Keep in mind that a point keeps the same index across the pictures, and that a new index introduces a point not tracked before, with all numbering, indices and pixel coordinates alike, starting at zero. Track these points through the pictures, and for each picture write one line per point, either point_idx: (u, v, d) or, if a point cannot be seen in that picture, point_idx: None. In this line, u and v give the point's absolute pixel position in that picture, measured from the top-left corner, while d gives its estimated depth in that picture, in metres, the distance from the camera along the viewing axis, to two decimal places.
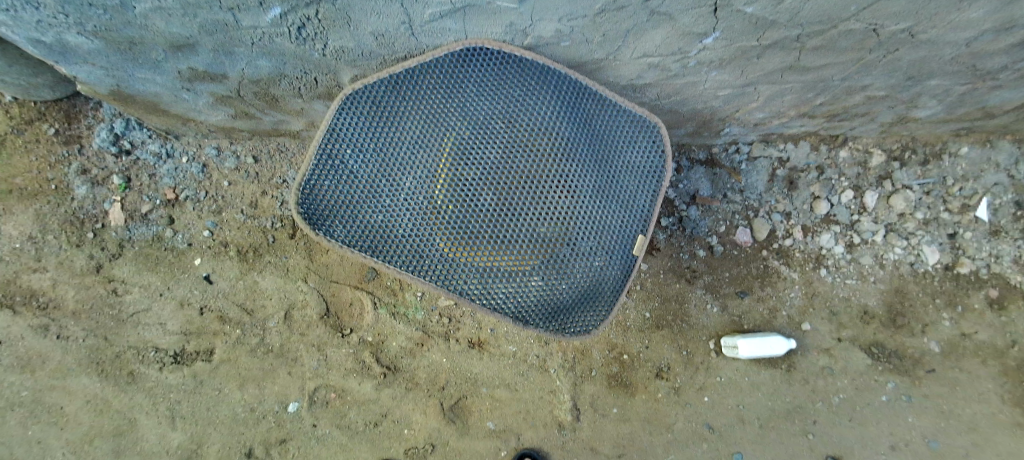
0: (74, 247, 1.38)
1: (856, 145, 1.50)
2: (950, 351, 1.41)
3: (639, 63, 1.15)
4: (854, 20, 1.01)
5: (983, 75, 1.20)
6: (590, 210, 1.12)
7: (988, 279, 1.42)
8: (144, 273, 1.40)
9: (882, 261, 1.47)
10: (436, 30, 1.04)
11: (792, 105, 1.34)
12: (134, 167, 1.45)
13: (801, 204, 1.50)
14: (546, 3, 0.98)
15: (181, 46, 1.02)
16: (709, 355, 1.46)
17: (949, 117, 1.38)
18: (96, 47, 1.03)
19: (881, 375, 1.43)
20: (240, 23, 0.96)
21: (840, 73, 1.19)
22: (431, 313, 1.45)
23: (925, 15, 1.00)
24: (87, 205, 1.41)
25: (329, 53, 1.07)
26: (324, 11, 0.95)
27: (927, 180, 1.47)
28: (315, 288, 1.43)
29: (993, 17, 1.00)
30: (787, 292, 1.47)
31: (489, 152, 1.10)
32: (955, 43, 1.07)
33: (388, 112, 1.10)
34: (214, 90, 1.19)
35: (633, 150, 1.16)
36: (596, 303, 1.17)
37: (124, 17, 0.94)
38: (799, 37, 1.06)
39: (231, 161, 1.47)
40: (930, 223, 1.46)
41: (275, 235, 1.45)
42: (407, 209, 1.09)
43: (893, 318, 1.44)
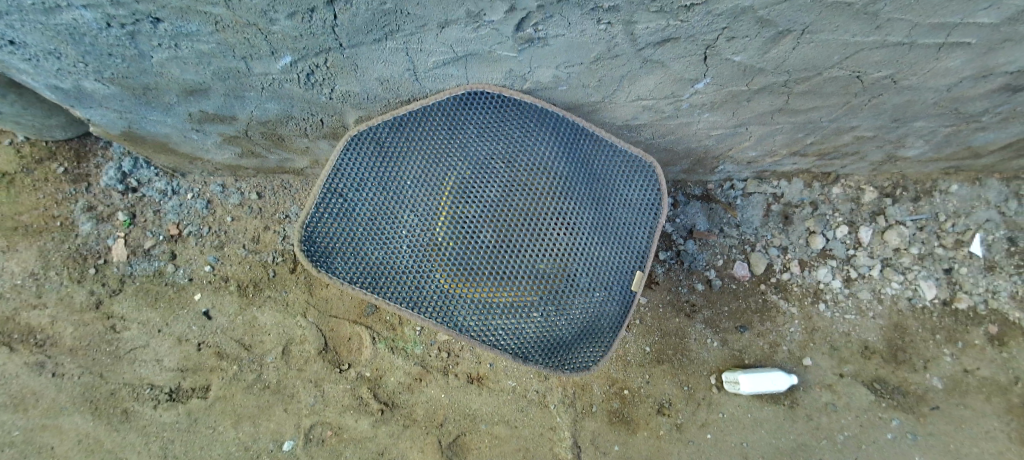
0: (75, 283, 1.39)
1: (848, 182, 1.55)
2: (953, 388, 1.39)
3: (634, 106, 1.19)
4: (838, 68, 1.06)
5: (966, 117, 1.24)
6: (589, 246, 1.14)
7: (987, 315, 1.43)
8: (144, 309, 1.40)
9: (880, 296, 1.48)
10: (439, 76, 1.09)
11: (784, 144, 1.38)
12: (139, 203, 1.48)
13: (797, 238, 1.53)
14: (544, 52, 1.02)
15: (193, 92, 1.06)
16: (710, 390, 1.45)
17: (937, 157, 1.43)
18: (112, 92, 1.07)
19: (885, 412, 1.40)
20: (251, 70, 1.00)
21: (828, 115, 1.23)
22: (430, 348, 1.44)
23: (905, 64, 1.04)
24: (90, 241, 1.43)
25: (335, 97, 1.11)
26: (332, 60, 0.99)
27: (920, 216, 1.51)
28: (315, 323, 1.43)
29: (970, 66, 1.05)
30: (787, 327, 1.48)
31: (489, 190, 1.13)
32: (935, 89, 1.12)
33: (391, 152, 1.13)
34: (223, 130, 1.23)
35: (629, 187, 1.19)
36: (596, 339, 1.17)
37: (141, 65, 0.98)
38: (786, 83, 1.11)
39: (236, 197, 1.51)
40: (925, 258, 1.49)
41: (276, 270, 1.46)
42: (408, 246, 1.11)
43: (894, 353, 1.44)
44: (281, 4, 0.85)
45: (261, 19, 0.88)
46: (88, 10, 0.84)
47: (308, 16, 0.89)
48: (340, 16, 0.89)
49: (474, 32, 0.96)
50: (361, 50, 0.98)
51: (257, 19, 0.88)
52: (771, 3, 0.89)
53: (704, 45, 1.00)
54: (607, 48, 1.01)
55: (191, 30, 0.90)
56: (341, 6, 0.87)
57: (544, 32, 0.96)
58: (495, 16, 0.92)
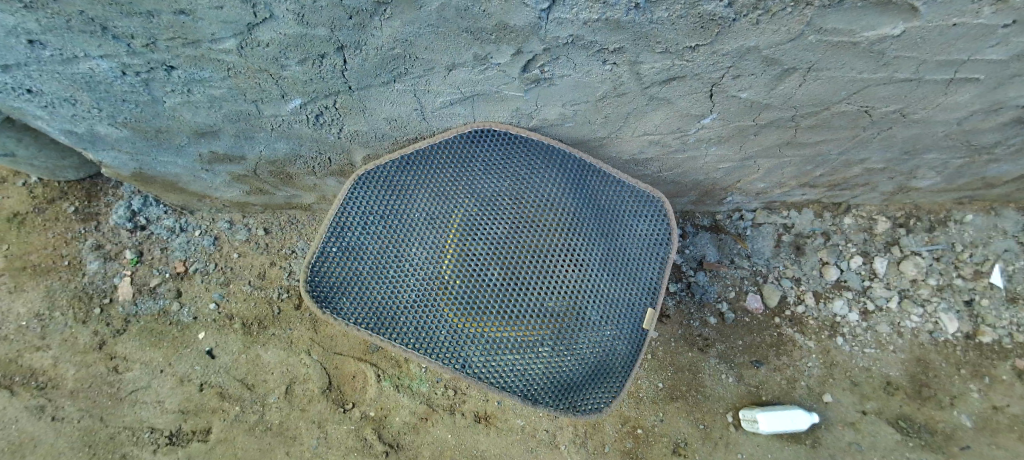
0: (80, 323, 1.38)
1: (858, 212, 1.54)
2: (984, 426, 1.32)
3: (641, 140, 1.19)
4: (845, 103, 1.05)
5: (978, 149, 1.22)
6: (598, 283, 1.12)
7: (1013, 349, 1.38)
8: (146, 349, 1.38)
9: (900, 329, 1.44)
10: (446, 115, 1.09)
11: (792, 176, 1.37)
12: (147, 241, 1.49)
13: (810, 270, 1.51)
14: (551, 92, 1.03)
15: (204, 134, 1.07)
16: (728, 429, 1.39)
17: (949, 187, 1.42)
18: (124, 136, 1.09)
19: (913, 452, 1.31)
20: (262, 112, 1.01)
21: (837, 147, 1.22)
22: (436, 385, 1.42)
23: (913, 99, 1.04)
24: (97, 280, 1.43)
25: (344, 136, 1.11)
26: (342, 101, 1.00)
27: (935, 246, 1.49)
28: (319, 360, 1.41)
29: (980, 100, 1.04)
30: (804, 362, 1.43)
31: (496, 227, 1.12)
32: (946, 122, 1.11)
33: (397, 191, 1.13)
34: (232, 170, 1.24)
35: (638, 223, 1.18)
36: (608, 378, 1.13)
37: (154, 110, 0.99)
38: (793, 118, 1.10)
39: (243, 234, 1.52)
40: (944, 289, 1.45)
41: (281, 306, 1.46)
42: (414, 284, 1.09)
43: (918, 389, 1.37)
44: (292, 51, 0.87)
45: (272, 65, 0.89)
46: (105, 59, 0.86)
47: (318, 62, 0.90)
48: (350, 61, 0.90)
49: (481, 73, 0.96)
50: (370, 92, 0.98)
51: (269, 65, 0.89)
52: (775, 43, 0.89)
53: (710, 83, 1.00)
54: (613, 87, 1.01)
55: (204, 76, 0.91)
56: (350, 52, 0.88)
57: (551, 73, 0.97)
58: (501, 59, 0.93)
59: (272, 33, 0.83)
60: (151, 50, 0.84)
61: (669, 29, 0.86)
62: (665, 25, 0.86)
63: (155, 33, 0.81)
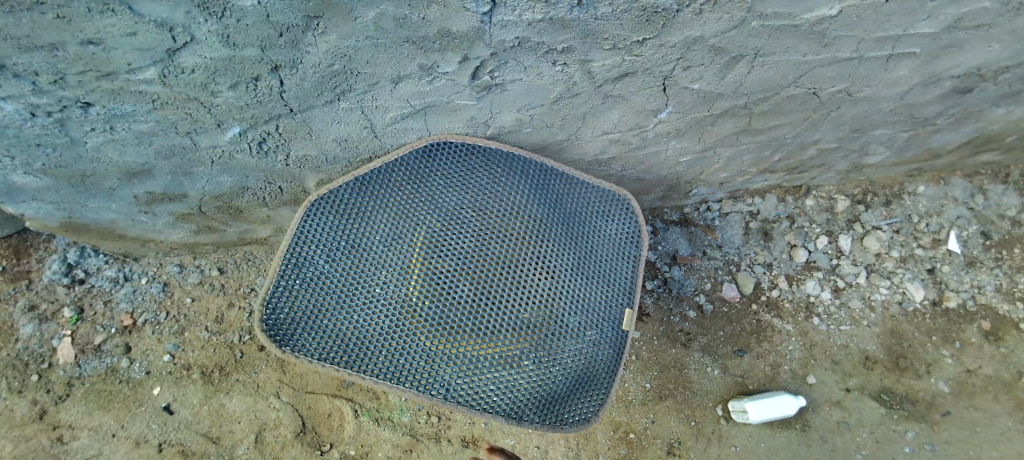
0: (16, 394, 1.26)
1: (819, 192, 1.56)
2: (961, 390, 1.33)
3: (601, 140, 1.17)
4: (795, 86, 1.05)
5: (921, 122, 1.25)
6: (573, 289, 1.09)
7: (978, 311, 1.41)
8: (95, 413, 1.27)
9: (872, 303, 1.45)
10: (399, 130, 1.04)
11: (752, 163, 1.37)
12: (87, 295, 1.37)
13: (780, 254, 1.51)
14: (504, 98, 1.00)
15: (137, 173, 1.00)
16: (719, 423, 1.37)
17: (899, 161, 1.45)
18: (46, 184, 1.00)
19: (898, 424, 1.32)
20: (198, 144, 0.95)
21: (791, 131, 1.23)
22: (417, 414, 1.35)
23: (857, 78, 1.05)
24: (33, 345, 1.31)
25: (292, 163, 1.05)
26: (285, 126, 0.94)
27: (894, 219, 1.52)
28: (289, 403, 1.33)
29: (919, 73, 1.05)
30: (785, 346, 1.43)
31: (462, 241, 1.07)
32: (889, 98, 1.12)
33: (355, 214, 1.08)
34: (173, 209, 1.15)
35: (607, 223, 1.15)
36: (594, 386, 1.09)
37: (74, 152, 0.91)
38: (746, 105, 1.10)
39: (194, 276, 1.42)
40: (908, 260, 1.48)
41: (242, 350, 1.37)
42: (381, 310, 1.03)
43: (896, 361, 1.38)
44: (220, 75, 0.81)
45: (202, 92, 0.83)
46: (9, 101, 0.78)
47: (251, 85, 0.84)
48: (287, 82, 0.85)
49: (429, 84, 0.92)
50: (314, 113, 0.93)
51: (199, 93, 0.83)
52: (720, 32, 0.89)
53: (661, 77, 0.98)
54: (566, 88, 0.98)
55: (126, 110, 0.84)
56: (286, 72, 0.83)
57: (501, 78, 0.94)
58: (448, 67, 0.89)
59: (195, 57, 0.77)
60: (61, 86, 0.77)
61: (614, 24, 0.84)
62: (610, 20, 0.83)
63: (62, 68, 0.74)
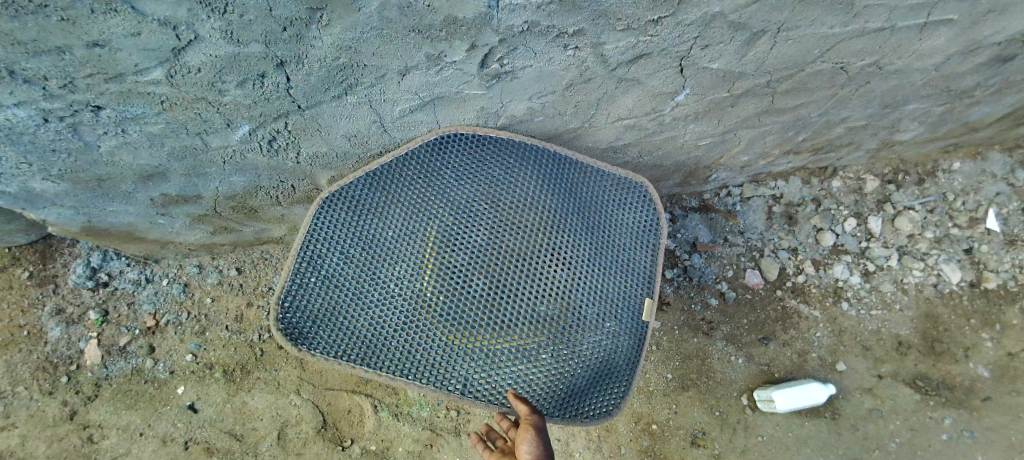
0: (46, 395, 1.29)
1: (846, 173, 1.50)
2: (1002, 374, 1.28)
3: (616, 127, 1.14)
4: (821, 61, 1.00)
5: (958, 94, 1.18)
6: (589, 280, 1.06)
7: (1019, 291, 1.34)
8: (123, 413, 1.30)
9: (904, 287, 1.39)
10: (409, 124, 1.03)
11: (776, 144, 1.32)
12: (111, 298, 1.40)
13: (806, 238, 1.46)
14: (514, 86, 0.97)
15: (150, 176, 1.00)
16: (744, 412, 1.33)
17: (933, 136, 1.38)
18: (63, 189, 1.01)
19: (935, 411, 1.27)
20: (208, 145, 0.94)
21: (816, 110, 1.18)
22: (437, 408, 1.35)
23: (889, 49, 0.99)
24: (61, 347, 1.34)
25: (303, 160, 1.05)
26: (294, 123, 0.93)
27: (927, 198, 1.45)
28: (310, 399, 1.34)
29: (956, 41, 0.99)
30: (812, 333, 1.38)
31: (475, 235, 1.05)
32: (923, 69, 1.06)
33: (367, 210, 1.07)
34: (190, 211, 1.16)
35: (624, 211, 1.12)
36: (614, 378, 1.06)
37: (89, 157, 0.92)
38: (768, 83, 1.05)
39: (214, 276, 1.44)
40: (942, 241, 1.42)
41: (263, 348, 1.38)
42: (395, 307, 1.02)
43: (931, 345, 1.33)
44: (226, 74, 0.80)
45: (210, 92, 0.83)
46: (21, 107, 0.79)
47: (258, 83, 0.83)
48: (294, 78, 0.84)
49: (438, 75, 0.90)
50: (322, 109, 0.92)
51: (206, 93, 0.83)
52: (741, 6, 0.84)
53: (678, 57, 0.95)
54: (578, 73, 0.95)
55: (136, 113, 0.84)
56: (292, 67, 0.82)
57: (511, 65, 0.91)
58: (457, 56, 0.87)
59: (201, 55, 0.76)
60: (70, 90, 0.77)
61: (628, 3, 0.81)
62: None
63: (70, 71, 0.74)
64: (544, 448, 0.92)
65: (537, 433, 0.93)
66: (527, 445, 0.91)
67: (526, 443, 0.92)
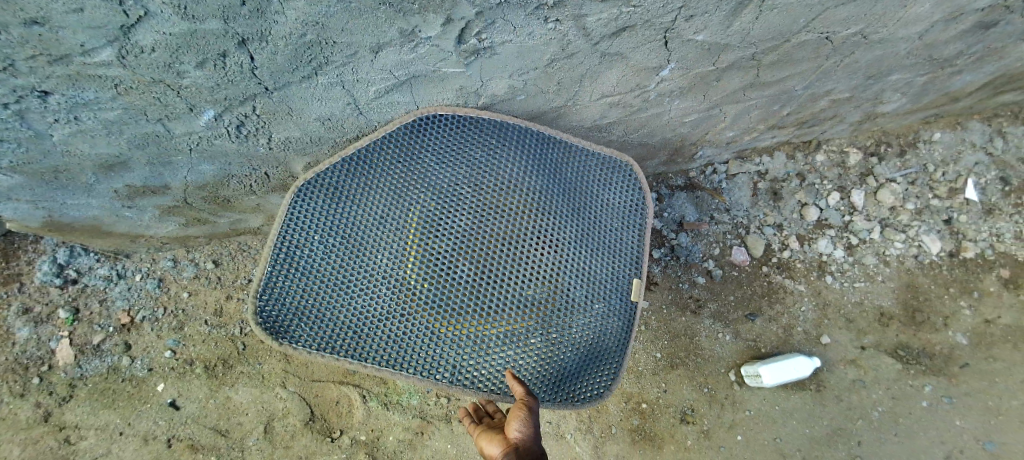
0: (18, 397, 1.24)
1: (830, 147, 1.50)
2: (980, 341, 1.30)
3: (600, 104, 1.11)
4: (805, 32, 0.98)
5: (941, 63, 1.18)
6: (577, 262, 1.04)
7: (996, 259, 1.36)
8: (100, 413, 1.26)
9: (887, 259, 1.40)
10: (385, 105, 0.99)
11: (760, 119, 1.31)
12: (82, 295, 1.34)
13: (791, 213, 1.46)
14: (494, 63, 0.93)
15: (113, 166, 0.95)
16: (732, 388, 1.34)
17: (915, 107, 1.38)
18: (19, 181, 0.95)
19: (916, 379, 1.29)
20: (172, 131, 0.89)
21: (801, 82, 1.16)
22: (426, 396, 1.33)
23: (874, 18, 0.97)
24: (30, 348, 1.29)
25: (275, 146, 1.00)
26: (262, 106, 0.89)
27: (908, 170, 1.46)
28: (296, 392, 1.31)
29: (941, 8, 0.98)
30: (798, 307, 1.39)
31: (459, 219, 1.02)
32: (908, 38, 1.05)
33: (345, 197, 1.03)
34: (158, 202, 1.11)
35: (610, 191, 1.10)
36: (604, 360, 1.05)
37: (42, 146, 0.86)
38: (753, 56, 1.03)
39: (190, 270, 1.39)
40: (923, 212, 1.43)
41: (245, 341, 1.35)
42: (379, 296, 0.99)
43: (912, 315, 1.34)
44: (184, 54, 0.75)
45: (167, 74, 0.77)
46: None
47: (220, 63, 0.78)
48: (258, 57, 0.79)
49: (413, 52, 0.86)
50: (291, 90, 0.87)
51: (163, 75, 0.78)
52: None
53: (662, 30, 0.92)
54: (560, 48, 0.92)
55: (88, 98, 0.79)
56: (255, 46, 0.77)
57: (489, 40, 0.87)
58: (431, 31, 0.83)
59: (153, 33, 0.71)
60: (12, 74, 0.72)
61: None
62: None
63: (10, 53, 0.69)
64: (536, 429, 0.85)
65: (530, 413, 0.87)
66: (519, 423, 0.84)
67: (519, 420, 0.85)
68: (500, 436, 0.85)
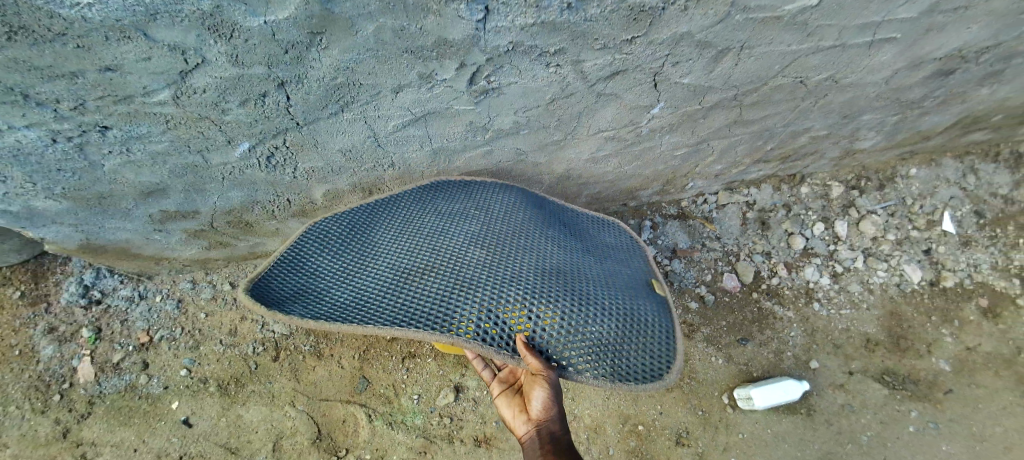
0: (39, 414, 1.30)
1: (813, 181, 1.61)
2: (962, 368, 1.35)
3: (597, 139, 1.21)
4: (781, 76, 1.09)
5: (909, 105, 1.28)
6: (583, 268, 1.12)
7: (976, 289, 1.43)
8: (117, 429, 1.30)
9: (870, 287, 1.48)
10: (401, 138, 1.07)
11: (746, 153, 1.41)
12: (104, 316, 1.42)
13: (778, 242, 1.55)
14: (501, 101, 1.03)
15: (150, 193, 1.04)
16: (726, 411, 1.38)
17: (889, 145, 1.49)
18: (65, 207, 1.04)
19: (902, 404, 1.33)
20: (209, 162, 0.99)
21: (780, 121, 1.27)
22: (431, 416, 1.36)
23: (841, 65, 1.08)
24: (53, 366, 1.35)
25: (299, 175, 1.09)
26: (292, 139, 0.98)
27: (888, 202, 1.56)
28: (304, 410, 1.35)
29: (901, 58, 1.08)
30: (787, 332, 1.45)
31: (468, 230, 1.13)
32: (875, 82, 1.15)
33: (360, 227, 1.15)
34: (187, 226, 1.19)
35: (606, 233, 1.25)
36: (634, 349, 1.03)
37: (94, 175, 0.96)
38: (735, 97, 1.13)
39: (208, 292, 1.47)
40: (903, 243, 1.52)
41: (257, 361, 1.41)
42: (384, 285, 1.04)
43: (897, 342, 1.40)
44: (231, 93, 0.86)
45: (213, 111, 0.88)
46: (31, 129, 0.84)
47: (260, 101, 0.88)
48: (293, 97, 0.89)
49: (430, 92, 0.96)
50: (320, 125, 0.97)
51: (209, 112, 0.88)
52: (706, 26, 0.92)
53: (651, 74, 1.02)
54: (561, 89, 1.02)
55: (141, 132, 0.89)
56: (293, 87, 0.87)
57: (497, 82, 0.97)
58: (447, 74, 0.93)
59: (206, 77, 0.82)
60: (81, 112, 0.83)
61: (604, 25, 0.89)
62: (600, 21, 0.88)
63: (82, 94, 0.80)
64: (555, 406, 0.99)
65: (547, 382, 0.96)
66: (539, 397, 0.99)
67: (540, 404, 1.00)
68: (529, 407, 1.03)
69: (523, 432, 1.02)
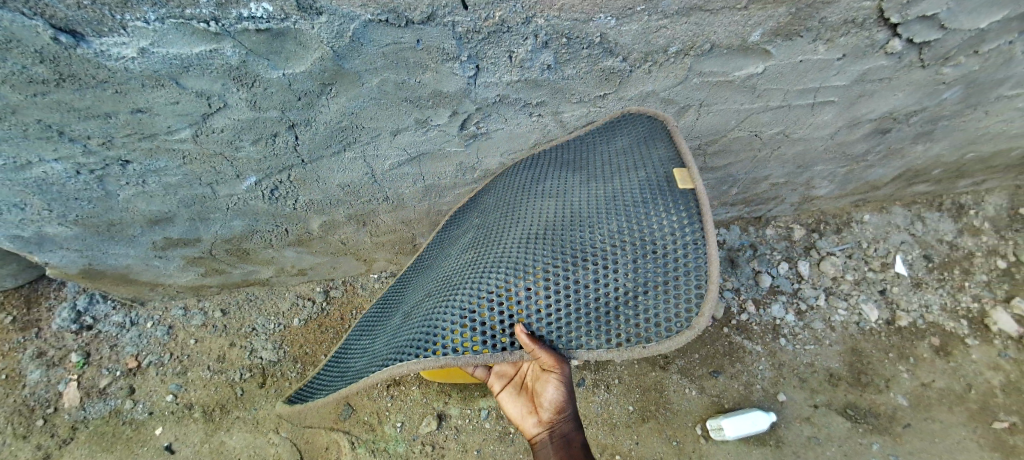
0: (21, 439, 1.30)
1: (777, 223, 1.74)
2: (918, 403, 1.42)
3: None
4: (737, 130, 1.22)
5: (854, 158, 1.42)
6: (579, 209, 0.99)
7: (927, 328, 1.53)
8: (98, 455, 1.30)
9: (832, 324, 1.57)
10: (397, 175, 1.16)
11: (713, 197, 1.53)
12: (94, 341, 1.45)
13: (747, 280, 1.66)
14: (489, 144, 1.13)
15: (158, 221, 1.11)
16: (699, 442, 1.44)
17: (843, 193, 1.63)
18: (74, 233, 1.10)
19: (864, 437, 1.39)
20: (217, 193, 1.07)
21: (741, 169, 1.39)
22: (413, 443, 1.39)
23: (789, 122, 1.21)
24: (39, 390, 1.36)
25: (299, 207, 1.17)
26: (296, 174, 1.07)
27: (845, 244, 1.69)
28: (288, 437, 1.38)
29: (841, 118, 1.22)
30: (756, 366, 1.53)
31: (462, 244, 1.13)
32: (821, 138, 1.29)
33: (386, 298, 1.26)
34: (186, 253, 1.25)
35: (616, 145, 1.06)
36: (653, 280, 0.89)
37: (107, 204, 1.03)
38: (699, 146, 1.26)
39: (198, 318, 1.51)
40: (861, 283, 1.62)
41: (244, 387, 1.42)
42: (393, 327, 1.09)
43: (857, 377, 1.48)
44: (246, 133, 0.95)
45: (227, 148, 0.97)
46: (59, 162, 0.92)
47: (271, 141, 0.98)
48: (301, 138, 0.98)
49: (424, 135, 1.06)
50: (322, 163, 1.06)
51: (224, 149, 0.97)
52: (668, 86, 1.05)
53: None
54: (543, 135, 1.13)
55: (159, 166, 0.97)
56: (301, 129, 0.97)
57: (486, 128, 1.08)
58: (441, 120, 1.03)
59: (226, 119, 0.91)
60: (108, 147, 0.91)
61: (580, 83, 1.00)
62: (576, 79, 0.99)
63: (111, 132, 0.89)
64: (569, 406, 0.98)
65: (560, 382, 0.95)
66: (553, 398, 0.97)
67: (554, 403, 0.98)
68: (539, 408, 1.00)
69: (534, 434, 1.00)
